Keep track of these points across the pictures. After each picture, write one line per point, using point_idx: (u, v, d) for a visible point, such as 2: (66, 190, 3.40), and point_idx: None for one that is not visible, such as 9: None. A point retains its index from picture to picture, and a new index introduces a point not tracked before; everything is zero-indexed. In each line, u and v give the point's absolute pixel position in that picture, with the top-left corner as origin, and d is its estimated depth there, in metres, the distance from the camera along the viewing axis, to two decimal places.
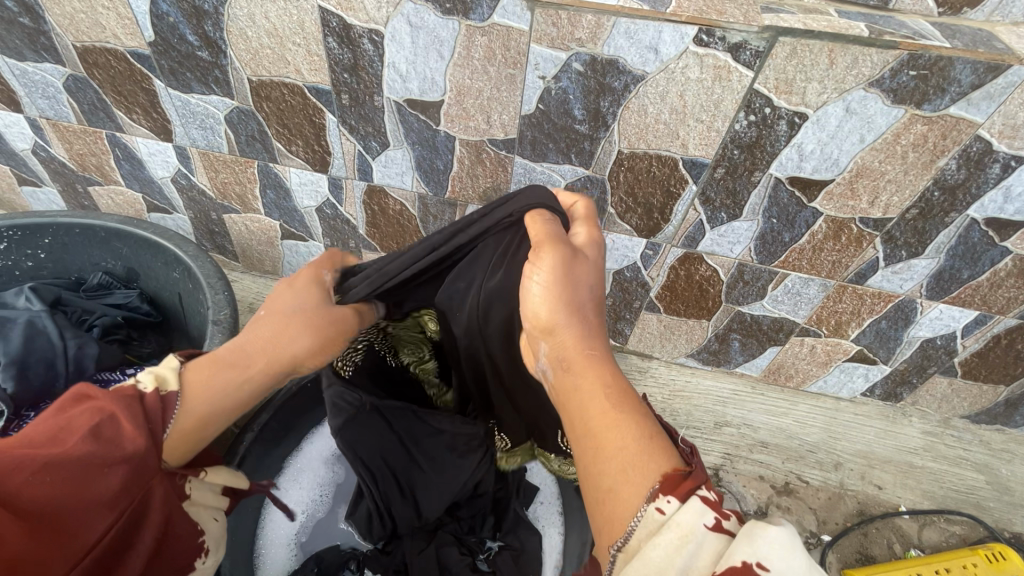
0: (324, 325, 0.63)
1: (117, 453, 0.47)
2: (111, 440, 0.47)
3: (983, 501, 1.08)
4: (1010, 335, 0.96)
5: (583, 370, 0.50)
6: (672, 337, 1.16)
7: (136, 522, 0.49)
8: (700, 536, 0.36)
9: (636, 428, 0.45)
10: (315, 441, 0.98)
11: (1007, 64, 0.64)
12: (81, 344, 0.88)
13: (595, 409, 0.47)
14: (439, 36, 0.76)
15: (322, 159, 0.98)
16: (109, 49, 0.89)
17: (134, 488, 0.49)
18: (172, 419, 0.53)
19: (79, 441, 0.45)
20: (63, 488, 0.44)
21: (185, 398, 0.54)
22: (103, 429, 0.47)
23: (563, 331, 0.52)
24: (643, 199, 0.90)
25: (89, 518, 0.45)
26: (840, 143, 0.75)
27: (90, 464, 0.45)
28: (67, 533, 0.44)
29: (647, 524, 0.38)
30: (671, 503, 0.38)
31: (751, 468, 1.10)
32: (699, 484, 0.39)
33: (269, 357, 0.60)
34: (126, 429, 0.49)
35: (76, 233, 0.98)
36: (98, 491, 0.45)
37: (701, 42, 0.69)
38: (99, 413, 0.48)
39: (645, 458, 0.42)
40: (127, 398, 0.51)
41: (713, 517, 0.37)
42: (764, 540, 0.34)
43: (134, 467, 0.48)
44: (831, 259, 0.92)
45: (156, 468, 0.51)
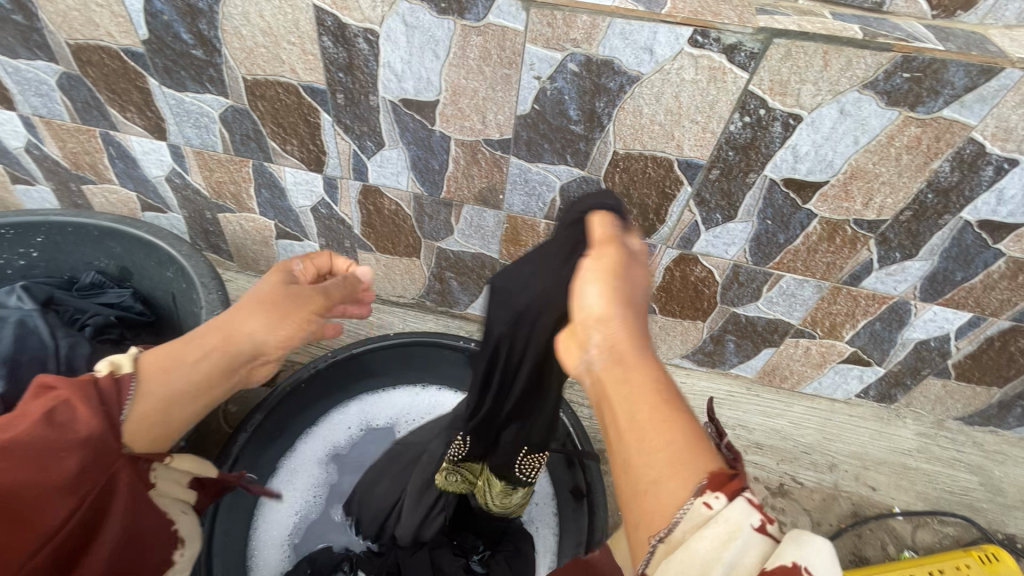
0: (280, 306, 0.67)
1: (72, 437, 0.52)
2: (65, 425, 0.52)
3: (976, 502, 1.08)
4: (1003, 336, 0.97)
5: (631, 362, 0.47)
6: (667, 338, 1.16)
7: (98, 506, 0.54)
8: (746, 535, 0.35)
9: (680, 425, 0.42)
10: (309, 442, 0.98)
11: (999, 67, 0.64)
12: (73, 344, 0.87)
13: (641, 399, 0.44)
14: (435, 36, 0.76)
15: (317, 158, 0.97)
16: (102, 47, 0.88)
17: (94, 473, 0.53)
18: (127, 404, 0.58)
19: (34, 425, 0.50)
20: (21, 471, 0.47)
21: (139, 381, 0.59)
22: (56, 414, 0.52)
23: (616, 323, 0.49)
24: (638, 199, 0.90)
25: (49, 498, 0.49)
26: (835, 145, 0.76)
27: (46, 447, 0.49)
28: (29, 517, 0.47)
29: (692, 518, 0.37)
30: (719, 500, 0.37)
31: (746, 469, 1.10)
32: (745, 486, 0.38)
33: (229, 339, 0.64)
34: (80, 414, 0.54)
35: (69, 232, 0.97)
36: (57, 474, 0.49)
37: (696, 43, 0.69)
38: (53, 401, 0.53)
39: (690, 455, 0.40)
40: (83, 384, 0.56)
41: (759, 518, 0.36)
42: (809, 545, 0.34)
43: (89, 450, 0.52)
44: (826, 260, 0.92)
45: (118, 451, 0.56)
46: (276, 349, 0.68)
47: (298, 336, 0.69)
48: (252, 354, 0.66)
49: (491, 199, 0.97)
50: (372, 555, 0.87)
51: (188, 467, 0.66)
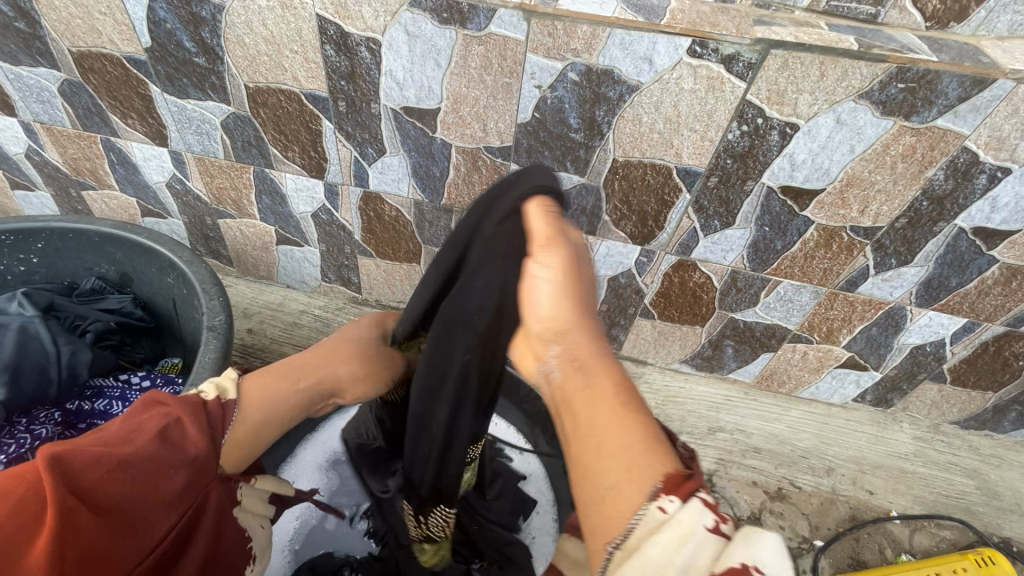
0: (375, 356, 0.76)
1: (182, 456, 0.51)
2: (178, 444, 0.51)
3: (973, 506, 1.09)
4: (998, 341, 0.98)
5: (589, 367, 0.46)
6: (665, 343, 1.17)
7: (188, 523, 0.53)
8: (698, 537, 0.34)
9: (640, 426, 0.42)
10: (309, 448, 0.99)
11: (992, 78, 0.65)
12: (74, 350, 0.87)
13: (598, 397, 0.44)
14: (436, 45, 0.77)
15: (318, 165, 0.98)
16: (104, 54, 0.89)
17: (193, 490, 0.52)
18: (229, 426, 0.57)
19: (150, 442, 0.48)
20: (138, 485, 0.47)
21: (241, 408, 0.60)
22: (169, 433, 0.51)
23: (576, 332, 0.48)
24: (637, 206, 0.91)
25: (157, 510, 0.49)
26: (831, 153, 0.77)
27: (159, 465, 0.48)
28: (136, 529, 0.47)
29: (648, 524, 0.36)
30: (674, 503, 0.36)
31: (744, 474, 1.11)
32: (700, 487, 0.37)
33: (323, 381, 0.70)
34: (189, 435, 0.52)
35: (70, 238, 0.97)
36: (165, 489, 0.49)
37: (695, 54, 0.70)
38: (166, 417, 0.52)
39: (651, 457, 0.39)
40: (194, 404, 0.55)
41: (712, 519, 0.35)
42: (760, 545, 0.34)
43: (194, 469, 0.51)
44: (823, 266, 0.93)
45: (213, 474, 0.55)
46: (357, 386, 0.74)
47: (373, 383, 0.76)
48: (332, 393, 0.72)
49: None
50: (372, 560, 0.87)
51: (271, 487, 0.66)
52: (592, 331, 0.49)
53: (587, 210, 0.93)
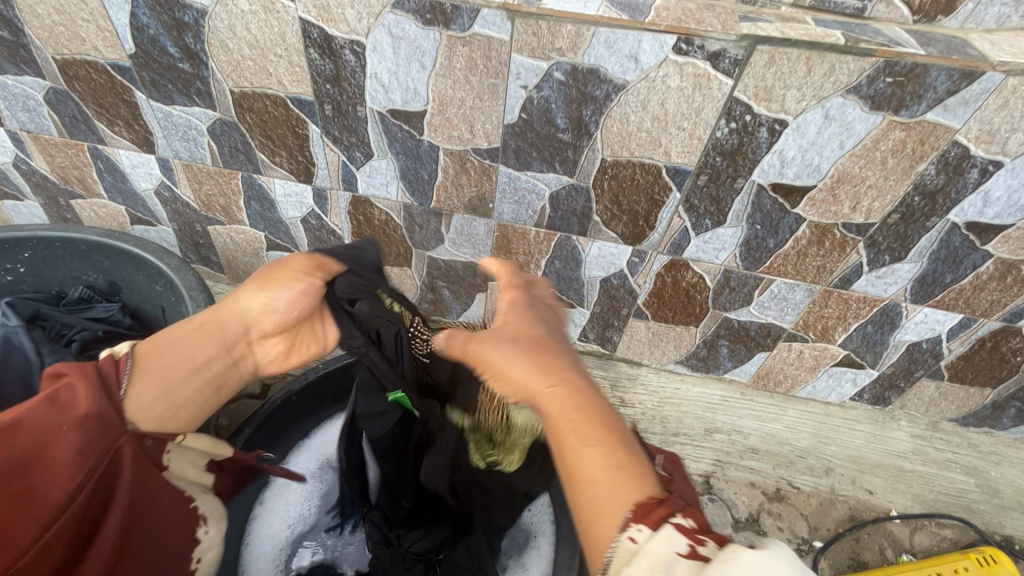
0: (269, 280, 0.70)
1: (72, 415, 0.51)
2: (64, 404, 0.52)
3: (973, 504, 1.08)
4: (995, 337, 0.97)
5: (558, 404, 0.51)
6: (660, 344, 1.16)
7: (105, 484, 0.52)
8: (672, 562, 0.39)
9: (608, 457, 0.47)
10: (301, 457, 0.96)
11: (980, 70, 0.64)
12: (59, 360, 0.86)
13: (564, 430, 0.50)
14: (421, 47, 0.76)
15: (305, 170, 0.97)
16: (89, 61, 0.88)
17: (96, 449, 0.52)
18: (124, 377, 0.58)
19: (32, 405, 0.50)
20: (24, 446, 0.47)
21: (137, 352, 0.62)
22: (57, 395, 0.52)
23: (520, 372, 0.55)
24: (628, 206, 0.90)
25: (51, 470, 0.48)
26: (821, 150, 0.76)
27: (47, 426, 0.49)
28: (36, 494, 0.47)
29: (622, 554, 0.41)
30: (643, 532, 0.42)
31: (742, 475, 1.09)
32: (672, 512, 0.43)
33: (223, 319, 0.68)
34: (79, 395, 0.53)
35: (57, 246, 0.97)
36: (59, 451, 0.49)
37: (681, 51, 0.69)
38: (58, 385, 0.53)
39: (619, 488, 0.45)
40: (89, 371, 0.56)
41: (686, 543, 0.40)
42: (735, 563, 0.38)
43: (87, 427, 0.52)
44: (816, 264, 0.92)
45: (122, 426, 0.56)
46: (266, 317, 0.70)
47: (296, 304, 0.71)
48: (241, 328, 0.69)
49: (481, 208, 0.97)
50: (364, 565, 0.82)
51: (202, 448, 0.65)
52: (548, 368, 0.55)
53: (578, 211, 0.93)
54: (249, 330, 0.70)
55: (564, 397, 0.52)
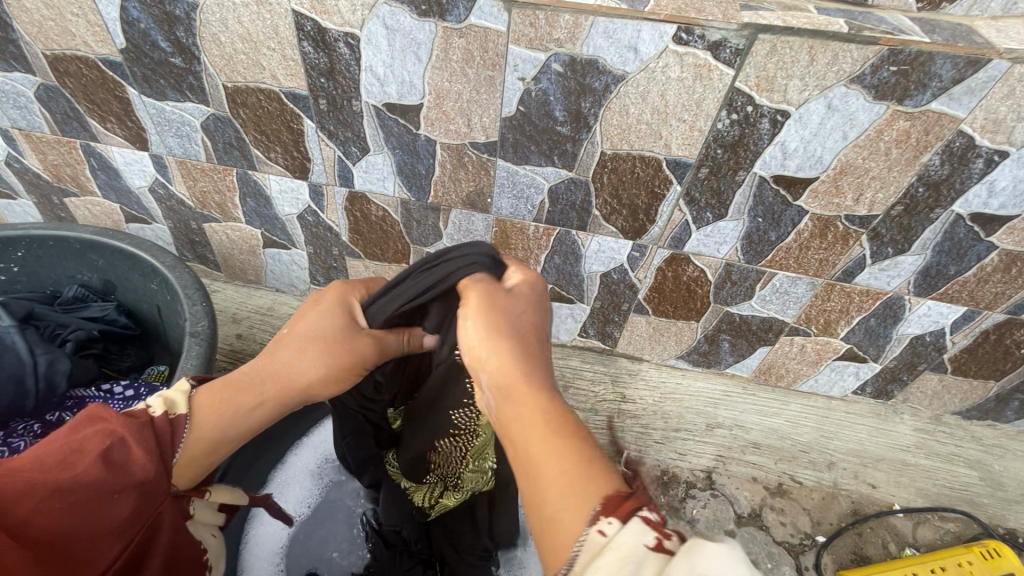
0: (342, 352, 0.59)
1: (127, 481, 0.49)
2: (121, 466, 0.49)
3: (977, 497, 1.07)
4: (999, 330, 0.96)
5: (522, 394, 0.48)
6: (661, 339, 1.15)
7: (138, 549, 0.52)
8: (639, 557, 0.33)
9: (573, 450, 0.43)
10: (299, 454, 0.96)
11: (987, 58, 0.63)
12: (53, 360, 0.85)
13: (533, 425, 0.46)
14: (416, 39, 0.75)
15: (301, 165, 0.96)
16: (79, 56, 0.87)
17: (142, 513, 0.51)
18: (179, 446, 0.53)
19: (92, 468, 0.47)
20: (74, 514, 0.46)
21: (193, 425, 0.54)
22: (113, 454, 0.49)
23: (496, 358, 0.51)
24: (627, 200, 0.89)
25: (95, 541, 0.48)
26: (824, 141, 0.75)
27: (99, 493, 0.47)
28: (72, 560, 0.47)
29: (589, 548, 0.36)
30: (613, 525, 0.36)
31: (744, 470, 1.08)
32: (641, 506, 0.37)
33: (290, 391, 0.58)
34: (134, 455, 0.50)
35: (50, 245, 0.95)
36: (104, 519, 0.48)
37: (681, 41, 0.68)
38: (110, 437, 0.49)
39: (583, 480, 0.40)
40: (141, 425, 0.52)
41: (654, 536, 0.35)
42: (705, 556, 0.32)
43: (140, 492, 0.50)
44: (818, 257, 0.91)
45: (164, 494, 0.53)
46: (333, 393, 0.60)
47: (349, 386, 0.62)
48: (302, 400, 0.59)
49: (479, 203, 0.95)
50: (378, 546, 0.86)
51: (222, 497, 0.61)
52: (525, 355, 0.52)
53: (577, 205, 0.92)
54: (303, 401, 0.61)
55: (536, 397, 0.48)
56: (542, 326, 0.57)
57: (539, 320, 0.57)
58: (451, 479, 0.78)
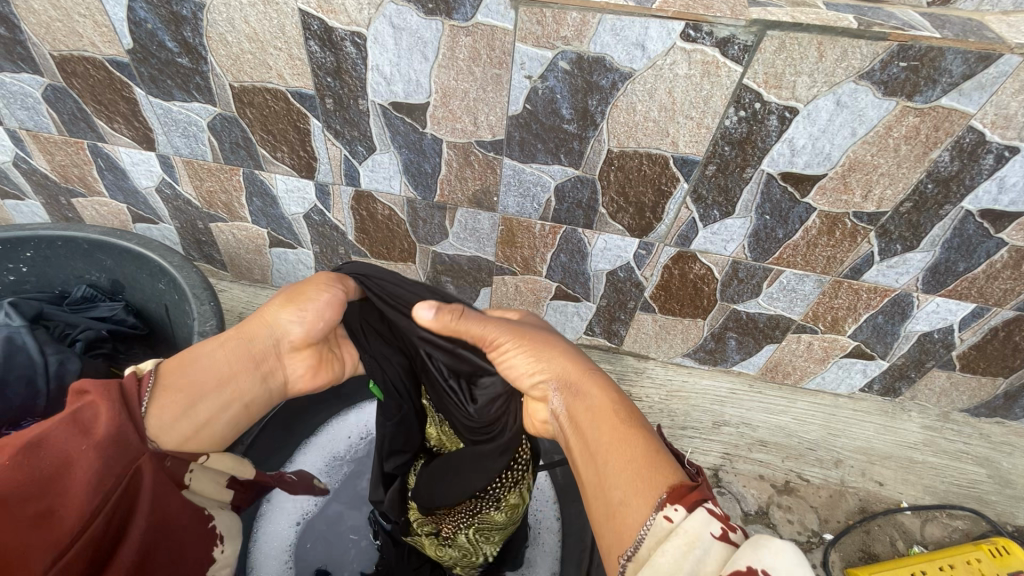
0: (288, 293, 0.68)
1: (90, 436, 0.52)
2: (86, 424, 0.52)
3: (985, 495, 1.07)
4: (1008, 326, 0.95)
5: (591, 396, 0.55)
6: (667, 337, 1.15)
7: (124, 506, 0.52)
8: (705, 543, 0.37)
9: (639, 444, 0.48)
10: (308, 453, 0.96)
11: (997, 53, 0.63)
12: (63, 360, 0.85)
13: (603, 421, 0.51)
14: (423, 37, 0.75)
15: (308, 165, 0.96)
16: (86, 57, 0.87)
17: (116, 468, 0.52)
18: (145, 396, 0.58)
19: (54, 423, 0.51)
20: (45, 466, 0.49)
21: (160, 377, 0.60)
22: (80, 414, 0.53)
23: (560, 362, 0.60)
24: (634, 198, 0.89)
25: (71, 494, 0.49)
26: (832, 137, 0.74)
27: (64, 446, 0.50)
28: (53, 515, 0.47)
29: (657, 532, 0.40)
30: (679, 512, 0.40)
31: (751, 467, 1.08)
32: (705, 497, 0.41)
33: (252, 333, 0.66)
34: (101, 413, 0.54)
35: (58, 246, 0.96)
36: (78, 470, 0.50)
37: (689, 38, 0.68)
38: (78, 403, 0.54)
39: (651, 470, 0.45)
40: (110, 386, 0.57)
41: (720, 526, 0.38)
42: (769, 549, 0.34)
43: (106, 447, 0.52)
44: (826, 254, 0.90)
45: (141, 447, 0.55)
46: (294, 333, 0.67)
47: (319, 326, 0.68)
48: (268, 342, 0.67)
49: (485, 201, 0.95)
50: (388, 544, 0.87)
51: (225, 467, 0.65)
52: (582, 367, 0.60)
53: (583, 203, 0.91)
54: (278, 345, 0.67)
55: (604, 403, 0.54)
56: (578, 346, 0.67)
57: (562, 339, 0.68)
58: (447, 533, 0.78)
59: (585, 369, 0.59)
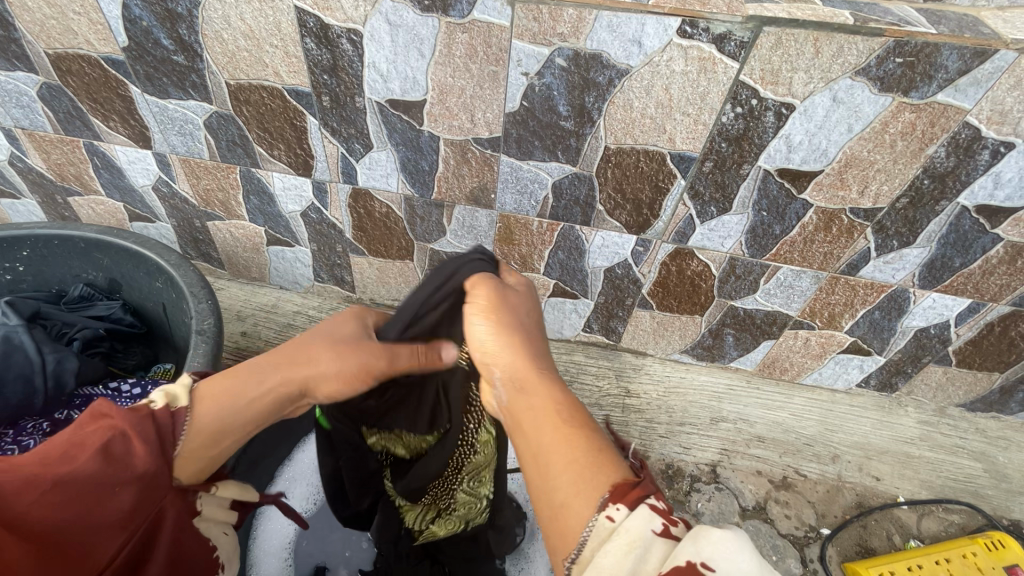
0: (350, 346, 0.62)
1: (126, 473, 0.48)
2: (122, 460, 0.48)
3: (981, 489, 1.07)
4: (1004, 322, 0.96)
5: (534, 390, 0.53)
6: (665, 334, 1.15)
7: (141, 542, 0.51)
8: (647, 541, 0.37)
9: (585, 444, 0.46)
10: (307, 450, 0.97)
11: (993, 49, 0.63)
12: (60, 358, 0.85)
13: (546, 421, 0.49)
14: (419, 34, 0.75)
15: (305, 162, 0.96)
16: (81, 55, 0.87)
17: (143, 508, 0.50)
18: (182, 437, 0.53)
19: (89, 460, 0.45)
20: (75, 508, 0.45)
21: (194, 416, 0.54)
22: (113, 447, 0.48)
23: (506, 355, 0.56)
24: (631, 194, 0.89)
25: (99, 534, 0.46)
26: (828, 134, 0.75)
27: (98, 487, 0.46)
28: (75, 555, 0.45)
29: (599, 533, 0.40)
30: (621, 511, 0.40)
31: (749, 463, 1.09)
32: (647, 494, 0.41)
33: (293, 384, 0.59)
34: (136, 448, 0.49)
35: (55, 244, 0.96)
36: (107, 512, 0.47)
37: (685, 34, 0.68)
38: (110, 430, 0.48)
39: (596, 471, 0.44)
40: (140, 416, 0.51)
41: (660, 523, 0.39)
42: (708, 540, 0.35)
43: (142, 486, 0.49)
44: (823, 251, 0.91)
45: (168, 485, 0.52)
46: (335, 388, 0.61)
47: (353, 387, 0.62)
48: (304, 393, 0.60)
49: (483, 199, 0.95)
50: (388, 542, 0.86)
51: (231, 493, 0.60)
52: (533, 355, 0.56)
53: (581, 200, 0.91)
54: (303, 395, 0.61)
55: (551, 399, 0.52)
56: (541, 322, 0.62)
57: (537, 315, 0.63)
58: (446, 501, 0.78)
59: (532, 364, 0.55)
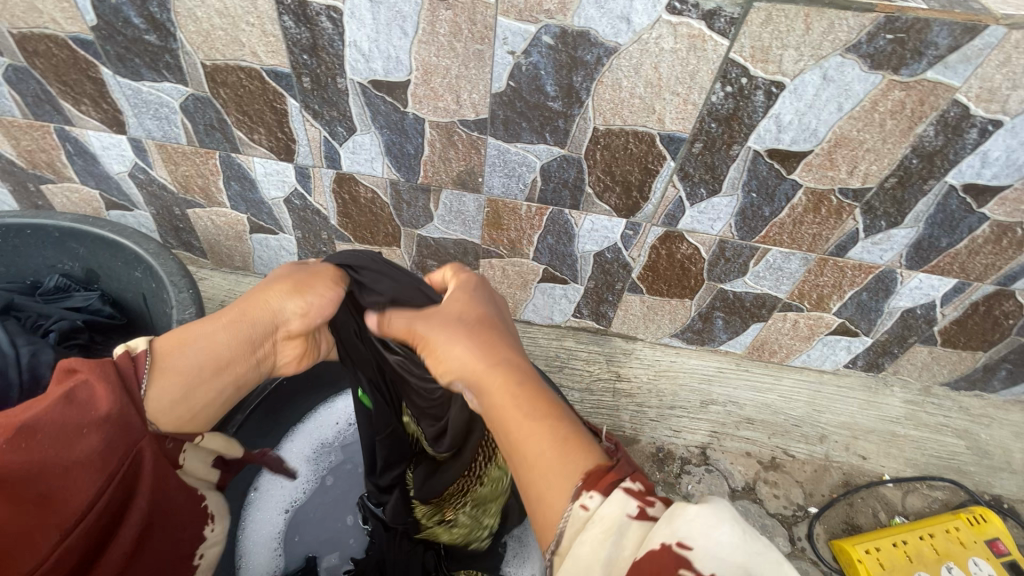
0: (304, 287, 0.65)
1: (90, 416, 0.52)
2: (85, 405, 0.52)
3: (964, 466, 1.09)
4: (988, 301, 0.97)
5: (494, 389, 0.49)
6: (655, 318, 1.15)
7: (122, 488, 0.54)
8: (623, 526, 0.38)
9: (552, 430, 0.45)
10: (296, 439, 0.94)
11: (983, 24, 0.62)
12: (35, 351, 0.82)
13: (510, 415, 0.47)
14: (401, 11, 0.72)
15: (286, 147, 0.93)
16: (48, 35, 0.83)
17: (117, 452, 0.54)
18: (145, 378, 0.58)
19: (53, 403, 0.50)
20: (41, 452, 0.48)
21: (155, 359, 0.59)
22: (76, 394, 0.52)
23: (461, 356, 0.52)
24: (620, 176, 0.87)
25: (73, 476, 0.50)
26: (819, 113, 0.74)
27: (67, 427, 0.50)
28: (55, 498, 0.49)
29: (575, 523, 0.40)
30: (595, 499, 0.40)
31: (738, 445, 1.09)
32: (621, 478, 0.41)
33: (253, 323, 0.64)
34: (99, 394, 0.54)
35: (27, 234, 0.92)
36: (78, 453, 0.51)
37: (674, 10, 0.66)
38: (73, 381, 0.53)
39: (567, 459, 0.43)
40: (103, 363, 0.56)
41: (636, 506, 0.38)
42: (683, 519, 0.35)
43: (108, 428, 0.53)
44: (812, 232, 0.90)
45: (142, 430, 0.56)
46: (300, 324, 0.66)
47: (318, 315, 0.66)
48: (270, 330, 0.65)
49: (470, 182, 0.93)
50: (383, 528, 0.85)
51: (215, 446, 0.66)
52: (490, 349, 0.52)
53: (570, 182, 0.90)
54: (277, 330, 0.65)
55: (504, 379, 0.49)
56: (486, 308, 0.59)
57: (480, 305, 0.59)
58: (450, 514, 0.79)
59: (485, 363, 0.51)
